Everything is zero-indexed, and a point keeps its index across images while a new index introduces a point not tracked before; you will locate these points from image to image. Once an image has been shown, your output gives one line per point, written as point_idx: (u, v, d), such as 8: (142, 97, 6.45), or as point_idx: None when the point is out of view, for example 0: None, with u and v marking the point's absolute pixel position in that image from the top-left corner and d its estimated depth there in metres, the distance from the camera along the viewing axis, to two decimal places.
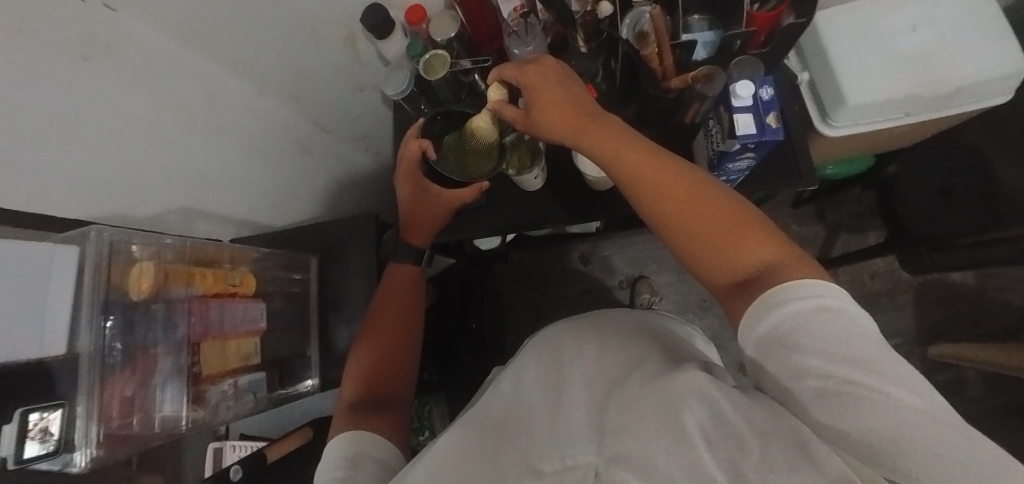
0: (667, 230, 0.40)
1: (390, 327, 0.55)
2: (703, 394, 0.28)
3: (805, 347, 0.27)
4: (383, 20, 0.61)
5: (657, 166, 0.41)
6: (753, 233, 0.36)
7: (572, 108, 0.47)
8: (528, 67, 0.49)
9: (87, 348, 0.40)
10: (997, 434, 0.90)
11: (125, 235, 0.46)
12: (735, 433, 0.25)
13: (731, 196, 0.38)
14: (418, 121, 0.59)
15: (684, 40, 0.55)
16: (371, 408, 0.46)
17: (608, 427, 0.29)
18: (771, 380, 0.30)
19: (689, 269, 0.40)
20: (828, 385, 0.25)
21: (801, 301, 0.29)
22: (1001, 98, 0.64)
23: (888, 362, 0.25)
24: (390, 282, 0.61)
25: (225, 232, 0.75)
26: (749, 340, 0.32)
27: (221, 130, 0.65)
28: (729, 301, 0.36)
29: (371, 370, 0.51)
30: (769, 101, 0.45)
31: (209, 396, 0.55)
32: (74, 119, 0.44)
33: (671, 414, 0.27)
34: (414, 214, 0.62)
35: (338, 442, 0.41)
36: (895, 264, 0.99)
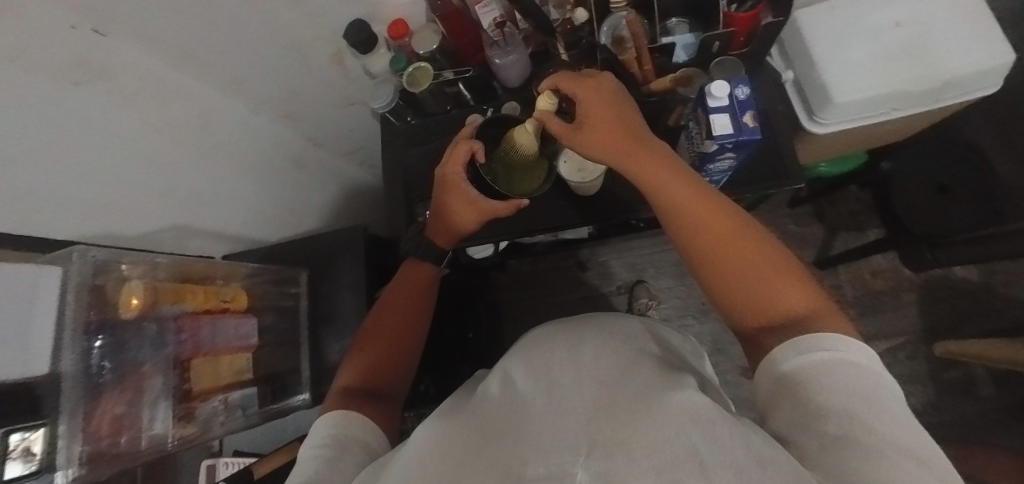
0: (702, 262, 0.41)
1: (394, 327, 0.53)
2: (697, 416, 0.25)
3: (827, 392, 0.27)
4: (367, 36, 0.63)
5: (704, 204, 0.42)
6: (790, 282, 0.37)
7: (621, 130, 0.46)
8: (587, 82, 0.48)
9: (70, 368, 0.40)
10: (1011, 435, 0.87)
11: (115, 256, 0.46)
12: (732, 460, 0.23)
13: (773, 245, 0.39)
14: (470, 124, 0.54)
15: (663, 44, 0.56)
16: (362, 395, 0.45)
17: (599, 439, 0.24)
18: (781, 420, 0.29)
19: (717, 302, 0.40)
20: (845, 431, 0.25)
21: (829, 352, 0.30)
22: (988, 89, 0.64)
23: (907, 422, 0.26)
24: (404, 281, 0.58)
25: (218, 249, 0.76)
26: (767, 377, 0.32)
27: (212, 148, 0.66)
28: (753, 344, 0.37)
29: (371, 361, 0.50)
30: (746, 100, 0.45)
31: (198, 412, 0.56)
32: (71, 144, 0.45)
33: (659, 429, 0.23)
34: (444, 221, 0.56)
35: (324, 423, 0.40)
36: (897, 261, 0.98)
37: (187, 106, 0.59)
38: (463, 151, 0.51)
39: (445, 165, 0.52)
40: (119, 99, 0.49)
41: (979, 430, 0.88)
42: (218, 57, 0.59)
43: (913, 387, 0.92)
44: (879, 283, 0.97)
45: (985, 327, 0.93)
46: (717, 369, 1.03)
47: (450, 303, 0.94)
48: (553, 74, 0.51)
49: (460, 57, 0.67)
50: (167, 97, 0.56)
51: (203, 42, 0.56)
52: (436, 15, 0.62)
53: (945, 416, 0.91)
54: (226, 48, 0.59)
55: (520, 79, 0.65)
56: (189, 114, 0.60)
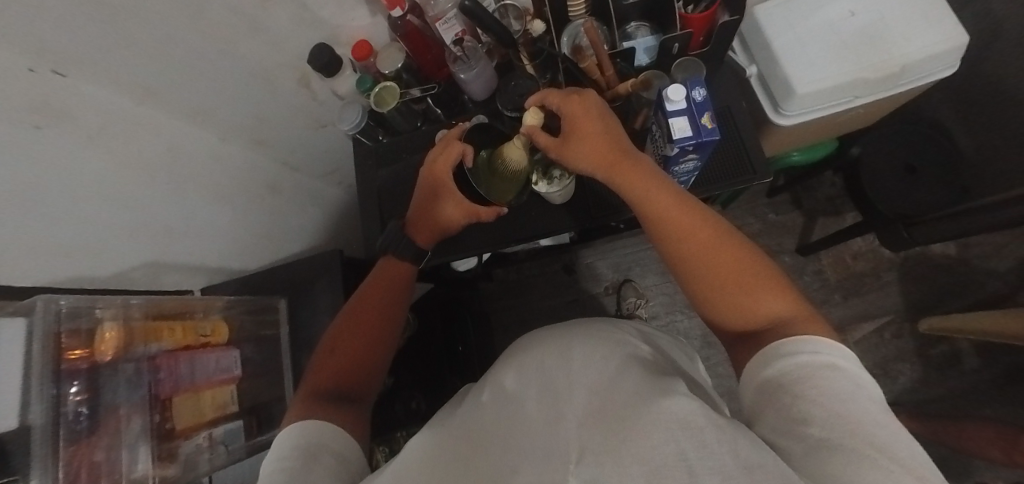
0: (684, 270, 0.42)
1: (363, 327, 0.50)
2: (686, 424, 0.24)
3: (810, 395, 0.27)
4: (330, 60, 0.63)
5: (688, 213, 0.43)
6: (770, 287, 0.38)
7: (607, 143, 0.47)
8: (572, 97, 0.49)
9: (42, 420, 0.39)
10: (1000, 406, 0.88)
11: (86, 301, 0.46)
12: (719, 466, 0.22)
13: (752, 251, 0.40)
14: (463, 126, 0.56)
15: (623, 48, 0.56)
16: (328, 398, 0.43)
17: (591, 446, 0.24)
18: (763, 426, 0.28)
19: (700, 310, 0.41)
20: (830, 437, 0.24)
21: (811, 355, 0.30)
22: (944, 72, 0.65)
23: (886, 422, 0.26)
24: (377, 278, 0.55)
25: (196, 282, 0.75)
26: (752, 382, 0.33)
27: (185, 182, 0.64)
28: (735, 348, 0.38)
29: (342, 363, 0.47)
30: (703, 102, 0.45)
31: (180, 451, 0.54)
32: (35, 192, 0.44)
33: (654, 437, 0.23)
34: (426, 216, 0.57)
35: (288, 434, 0.37)
36: (875, 242, 0.99)
37: (156, 142, 0.57)
38: (455, 151, 0.53)
39: (434, 161, 0.54)
40: (80, 140, 0.48)
41: (968, 403, 0.89)
42: (185, 90, 0.58)
43: (901, 366, 0.93)
44: (860, 266, 0.98)
45: (966, 301, 0.94)
46: (709, 363, 1.04)
47: (436, 318, 0.93)
48: (538, 91, 0.52)
49: (425, 74, 0.68)
50: (138, 134, 0.54)
51: (167, 77, 0.55)
52: (397, 35, 0.63)
53: (935, 392, 0.92)
54: (192, 81, 0.58)
55: (487, 90, 0.65)
56: (161, 151, 0.59)
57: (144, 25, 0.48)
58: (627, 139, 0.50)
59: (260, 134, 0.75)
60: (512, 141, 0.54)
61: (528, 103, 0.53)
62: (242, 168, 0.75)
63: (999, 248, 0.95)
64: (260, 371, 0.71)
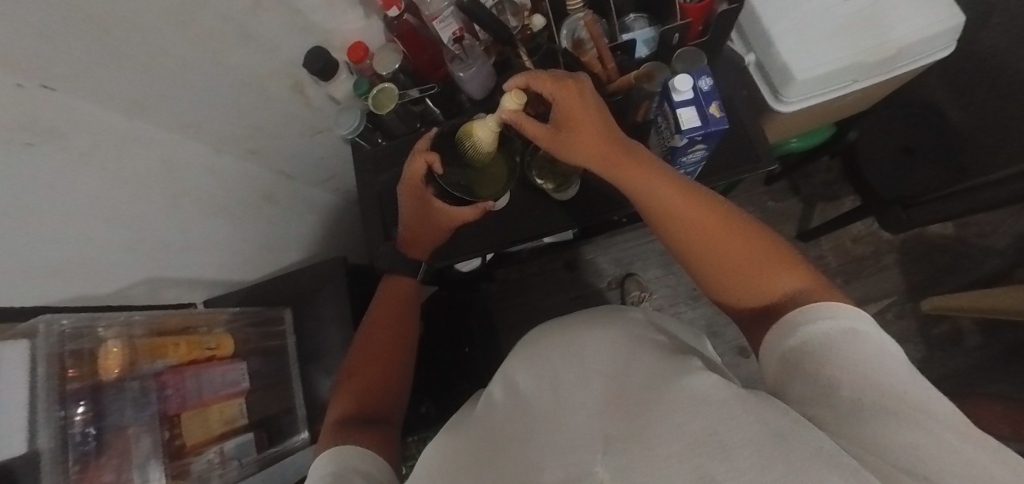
0: (692, 256, 0.42)
1: (381, 346, 0.51)
2: (703, 400, 0.27)
3: (835, 362, 0.28)
4: (325, 64, 0.62)
5: (687, 197, 0.43)
6: (780, 262, 0.38)
7: (602, 135, 0.45)
8: (564, 84, 0.45)
9: (49, 444, 0.38)
10: (1004, 382, 0.89)
11: (86, 321, 0.45)
12: (750, 435, 0.24)
13: (759, 229, 0.41)
14: (428, 133, 0.54)
15: (623, 41, 0.56)
16: (356, 423, 0.43)
17: (614, 434, 0.28)
18: (793, 396, 0.29)
19: (711, 290, 0.42)
20: (857, 398, 0.25)
21: (828, 321, 0.30)
22: (941, 53, 0.66)
23: (915, 379, 0.26)
24: (387, 296, 0.57)
25: (195, 297, 0.73)
26: (772, 355, 0.33)
27: (180, 195, 0.63)
28: (754, 325, 0.39)
29: (364, 387, 0.48)
30: (710, 91, 0.45)
31: (193, 468, 0.53)
32: (31, 212, 0.43)
33: (682, 413, 0.26)
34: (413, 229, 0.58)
35: (325, 457, 0.37)
36: (874, 226, 1.00)
37: (148, 155, 0.56)
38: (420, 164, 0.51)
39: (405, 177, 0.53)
40: (71, 157, 0.46)
41: (971, 380, 0.90)
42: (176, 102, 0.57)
43: (906, 346, 0.94)
44: (860, 249, 0.99)
45: (965, 280, 0.95)
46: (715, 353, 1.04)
47: (442, 320, 0.93)
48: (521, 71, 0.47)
49: (421, 75, 0.67)
50: (126, 149, 0.53)
51: (156, 90, 0.53)
52: (392, 35, 0.61)
53: (940, 371, 0.93)
54: (185, 94, 0.57)
55: (485, 90, 0.65)
56: (153, 164, 0.57)
57: (134, 38, 0.46)
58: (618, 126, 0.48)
59: (253, 143, 0.74)
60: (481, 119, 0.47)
61: (507, 85, 0.48)
62: (237, 178, 0.74)
63: (995, 226, 0.97)
64: (269, 383, 0.70)
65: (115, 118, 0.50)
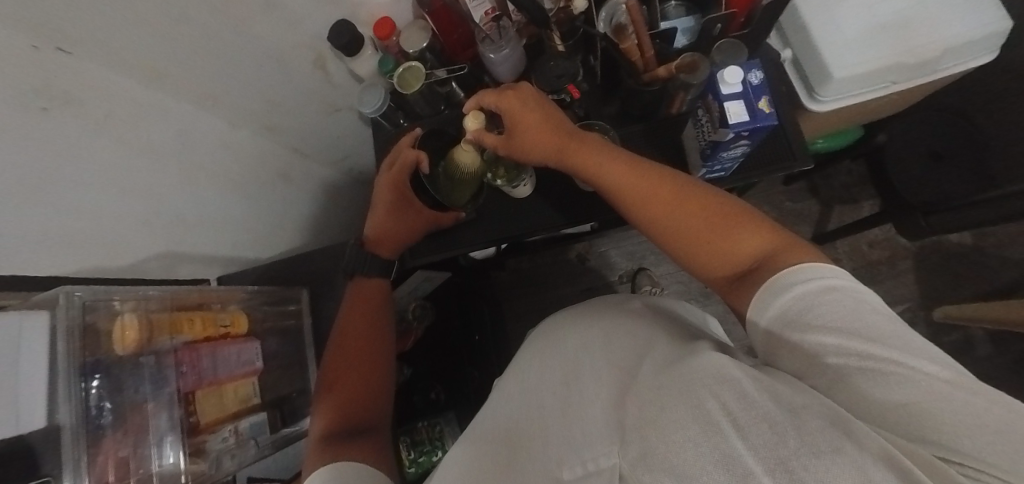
0: (659, 237, 0.42)
1: (362, 350, 0.51)
2: (722, 378, 0.26)
3: (819, 327, 0.28)
4: (351, 38, 0.60)
5: (642, 178, 0.42)
6: (740, 224, 0.37)
7: (551, 130, 0.48)
8: (505, 93, 0.49)
9: (70, 420, 0.38)
10: (1014, 393, 0.89)
11: (101, 294, 0.44)
12: (762, 410, 0.23)
13: (722, 197, 0.40)
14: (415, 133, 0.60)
15: (663, 29, 0.54)
16: (345, 436, 0.41)
17: (630, 423, 0.28)
18: (783, 363, 0.29)
19: (688, 268, 0.41)
20: (847, 363, 0.25)
21: (804, 284, 0.30)
22: (985, 57, 0.64)
23: (901, 334, 0.26)
24: (354, 299, 0.56)
25: (209, 273, 0.72)
26: (756, 330, 0.33)
27: (198, 168, 0.61)
28: (731, 294, 0.37)
29: (347, 395, 0.47)
30: (759, 86, 0.46)
31: (207, 445, 0.53)
32: (43, 178, 0.41)
33: (687, 403, 0.25)
34: (385, 227, 0.59)
35: (319, 479, 0.36)
36: (892, 231, 0.99)
37: (166, 126, 0.54)
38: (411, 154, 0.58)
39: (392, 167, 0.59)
40: (87, 124, 0.44)
41: None
42: (196, 75, 0.54)
43: None
44: (876, 254, 0.99)
45: (980, 289, 0.95)
46: None
47: (454, 307, 0.92)
48: (472, 95, 0.51)
49: (449, 55, 0.66)
50: (143, 117, 0.50)
51: (175, 56, 0.50)
52: (423, 11, 0.61)
53: None
54: (205, 65, 0.54)
55: (514, 73, 0.63)
56: (169, 135, 0.55)
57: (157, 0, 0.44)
58: (569, 119, 0.50)
59: (272, 119, 0.71)
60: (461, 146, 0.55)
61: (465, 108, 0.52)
62: (253, 153, 0.71)
63: (1015, 238, 0.96)
64: (284, 363, 0.69)
65: (136, 87, 0.48)
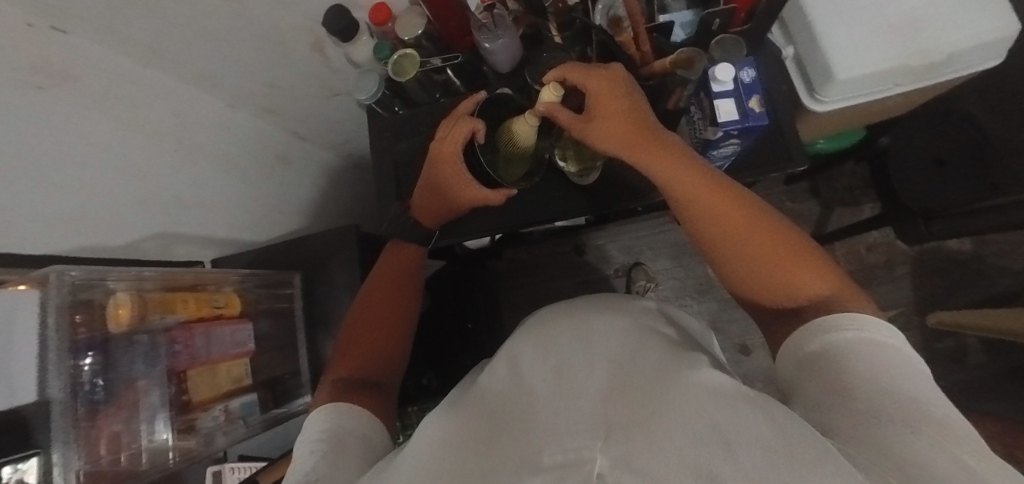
0: (719, 253, 0.42)
1: (385, 305, 0.51)
2: (717, 397, 0.26)
3: (855, 367, 0.29)
4: (347, 23, 0.59)
5: (720, 193, 0.42)
6: (808, 264, 0.38)
7: (633, 122, 0.46)
8: (598, 72, 0.47)
9: (60, 395, 0.39)
10: (1002, 401, 0.89)
11: (95, 275, 0.45)
12: (753, 437, 0.22)
13: (792, 231, 0.40)
14: (473, 97, 0.52)
15: (661, 23, 0.54)
16: (355, 385, 0.43)
17: (619, 419, 0.26)
18: (806, 394, 0.30)
19: (738, 293, 0.42)
20: (870, 407, 0.26)
21: (858, 331, 0.31)
22: (993, 62, 0.62)
23: (931, 397, 0.26)
24: (391, 261, 0.55)
25: (206, 254, 0.73)
26: (794, 358, 0.34)
27: (194, 149, 0.62)
28: (775, 326, 0.39)
29: (366, 348, 0.47)
30: (750, 84, 0.46)
31: (198, 423, 0.55)
32: (38, 158, 0.41)
33: (680, 411, 0.24)
34: (430, 198, 0.55)
35: (321, 414, 0.38)
36: (892, 235, 0.98)
37: (160, 107, 0.54)
38: (470, 127, 0.49)
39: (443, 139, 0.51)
40: (83, 101, 0.45)
41: (969, 397, 0.91)
42: (190, 56, 0.54)
43: None
44: (874, 258, 0.98)
45: (975, 298, 0.94)
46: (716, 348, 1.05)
47: (449, 295, 0.93)
48: (558, 65, 0.49)
49: (446, 43, 0.65)
50: (135, 96, 0.51)
51: (171, 36, 0.50)
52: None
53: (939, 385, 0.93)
54: (201, 48, 0.54)
55: (511, 62, 0.62)
56: (164, 117, 0.55)
57: None
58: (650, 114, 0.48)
59: (270, 101, 0.70)
60: (522, 117, 0.51)
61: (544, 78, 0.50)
62: (250, 136, 0.71)
63: (1015, 247, 0.94)
64: (275, 345, 0.70)
65: (125, 62, 0.49)
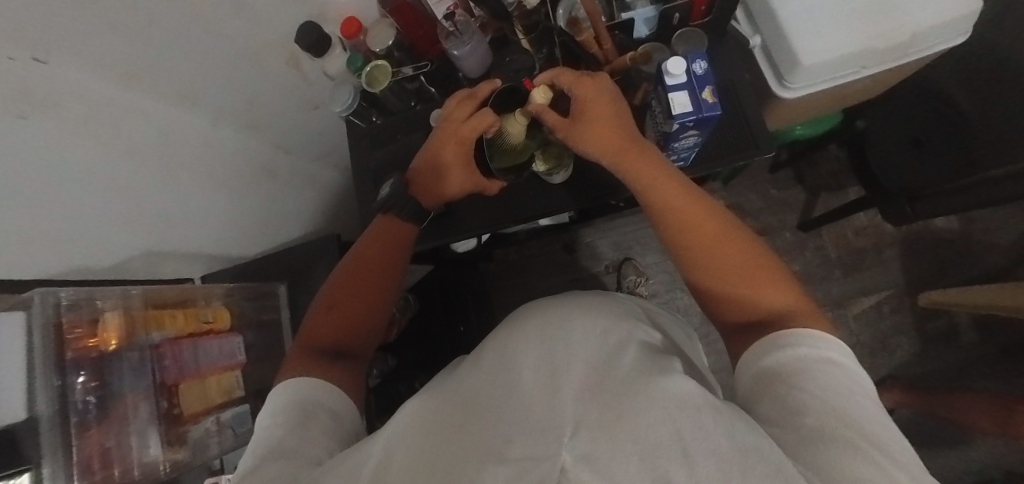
0: (687, 261, 0.42)
1: (366, 278, 0.48)
2: (686, 403, 0.21)
3: (807, 385, 0.28)
4: (318, 37, 0.61)
5: (695, 203, 0.43)
6: (769, 278, 0.38)
7: (615, 128, 0.46)
8: (584, 79, 0.48)
9: (49, 410, 0.41)
10: (996, 379, 0.90)
11: (85, 293, 0.46)
12: (713, 445, 0.19)
13: (760, 248, 0.41)
14: (488, 85, 0.54)
15: (622, 19, 0.56)
16: (328, 356, 0.42)
17: (587, 420, 0.20)
18: (759, 409, 0.29)
19: (701, 304, 0.42)
20: (821, 426, 0.24)
21: (810, 349, 0.31)
22: (958, 39, 0.63)
23: (878, 422, 0.25)
24: (376, 235, 0.52)
25: (194, 270, 0.75)
26: (750, 372, 0.33)
27: (180, 168, 0.63)
28: (732, 338, 0.39)
29: (341, 320, 0.46)
30: (704, 76, 0.46)
31: (188, 435, 0.56)
32: (24, 184, 0.43)
33: (646, 415, 0.20)
34: (426, 176, 0.54)
35: (285, 387, 0.37)
36: (878, 218, 0.98)
37: (144, 127, 0.55)
38: (483, 124, 0.51)
39: (459, 126, 0.52)
40: (65, 127, 0.46)
41: (962, 376, 0.91)
42: (168, 78, 0.55)
43: (900, 340, 0.95)
44: (862, 241, 0.98)
45: (965, 276, 0.94)
46: (710, 339, 1.05)
47: (439, 300, 0.94)
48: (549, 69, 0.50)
49: (418, 51, 0.67)
50: (119, 119, 0.52)
51: (149, 60, 0.51)
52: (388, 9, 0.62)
53: (932, 365, 0.93)
54: (178, 70, 0.55)
55: (481, 68, 0.63)
56: (148, 137, 0.56)
57: (124, 9, 0.45)
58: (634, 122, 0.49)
59: (253, 118, 0.72)
60: (515, 115, 0.52)
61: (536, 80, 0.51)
62: (235, 152, 0.72)
63: (1003, 223, 0.94)
64: (266, 355, 0.71)
65: (106, 88, 0.49)
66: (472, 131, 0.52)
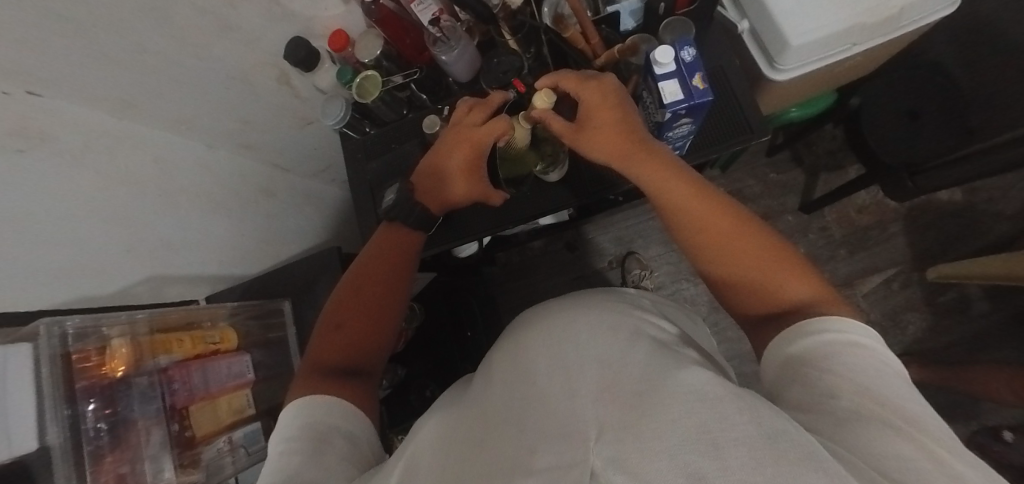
0: (701, 257, 0.42)
1: (368, 293, 0.48)
2: (702, 392, 0.20)
3: (837, 370, 0.27)
4: (307, 52, 0.61)
5: (704, 199, 0.43)
6: (791, 271, 0.37)
7: (620, 131, 0.47)
8: (589, 83, 0.48)
9: (59, 440, 0.41)
10: (1010, 348, 0.89)
11: (92, 321, 0.47)
12: (740, 432, 0.18)
13: (776, 239, 0.40)
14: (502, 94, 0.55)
15: (608, 14, 0.57)
16: (335, 374, 0.41)
17: (611, 421, 0.19)
18: (787, 397, 0.28)
19: (720, 297, 0.42)
20: (856, 409, 0.24)
21: (835, 333, 0.30)
22: (947, 10, 0.63)
23: (912, 399, 0.25)
24: (377, 248, 0.52)
25: (199, 293, 0.75)
26: (776, 358, 0.32)
27: (179, 192, 0.63)
28: (755, 331, 0.38)
29: (347, 338, 0.45)
30: (694, 63, 0.46)
31: (202, 456, 0.56)
32: (25, 216, 0.43)
33: (666, 408, 0.19)
34: (434, 181, 0.55)
35: (293, 411, 0.36)
36: (880, 194, 0.97)
37: (140, 155, 0.55)
38: (496, 129, 0.52)
39: (473, 131, 0.52)
40: (65, 159, 0.46)
41: (975, 348, 0.90)
42: (161, 102, 0.55)
43: (911, 316, 0.94)
44: (865, 219, 0.98)
45: (972, 247, 0.93)
46: (718, 328, 1.05)
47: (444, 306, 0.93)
48: (552, 73, 0.51)
49: (406, 61, 0.68)
50: (116, 147, 0.52)
51: (142, 88, 0.52)
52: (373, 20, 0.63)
53: (945, 339, 0.93)
54: (170, 95, 0.56)
55: (470, 71, 0.64)
56: (146, 164, 0.57)
57: (117, 40, 0.46)
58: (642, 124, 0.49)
59: (247, 137, 0.72)
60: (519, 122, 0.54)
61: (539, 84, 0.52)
62: (231, 172, 0.73)
63: (1005, 191, 0.93)
64: (274, 374, 0.71)
65: (104, 119, 0.50)
66: (486, 137, 0.52)
